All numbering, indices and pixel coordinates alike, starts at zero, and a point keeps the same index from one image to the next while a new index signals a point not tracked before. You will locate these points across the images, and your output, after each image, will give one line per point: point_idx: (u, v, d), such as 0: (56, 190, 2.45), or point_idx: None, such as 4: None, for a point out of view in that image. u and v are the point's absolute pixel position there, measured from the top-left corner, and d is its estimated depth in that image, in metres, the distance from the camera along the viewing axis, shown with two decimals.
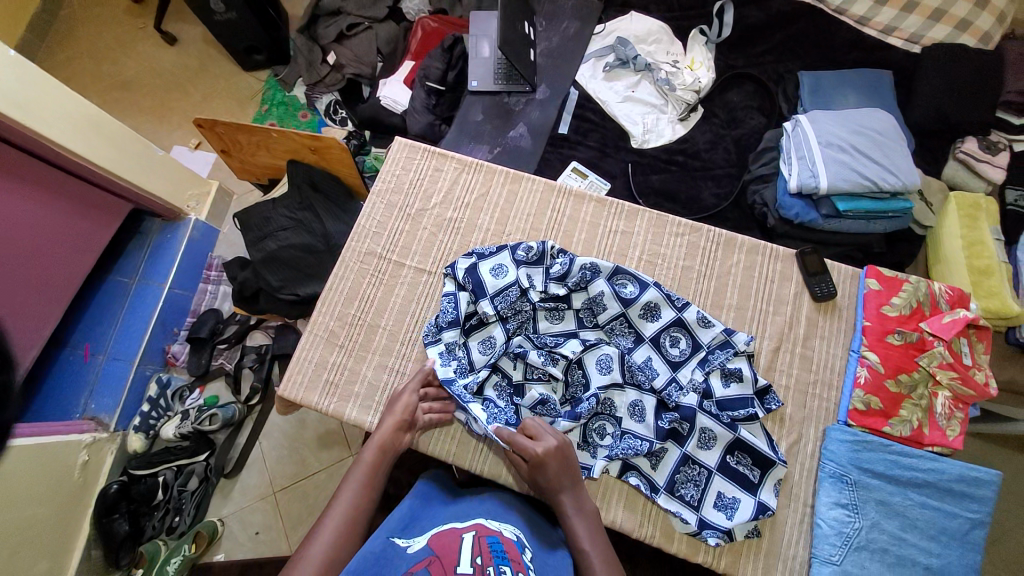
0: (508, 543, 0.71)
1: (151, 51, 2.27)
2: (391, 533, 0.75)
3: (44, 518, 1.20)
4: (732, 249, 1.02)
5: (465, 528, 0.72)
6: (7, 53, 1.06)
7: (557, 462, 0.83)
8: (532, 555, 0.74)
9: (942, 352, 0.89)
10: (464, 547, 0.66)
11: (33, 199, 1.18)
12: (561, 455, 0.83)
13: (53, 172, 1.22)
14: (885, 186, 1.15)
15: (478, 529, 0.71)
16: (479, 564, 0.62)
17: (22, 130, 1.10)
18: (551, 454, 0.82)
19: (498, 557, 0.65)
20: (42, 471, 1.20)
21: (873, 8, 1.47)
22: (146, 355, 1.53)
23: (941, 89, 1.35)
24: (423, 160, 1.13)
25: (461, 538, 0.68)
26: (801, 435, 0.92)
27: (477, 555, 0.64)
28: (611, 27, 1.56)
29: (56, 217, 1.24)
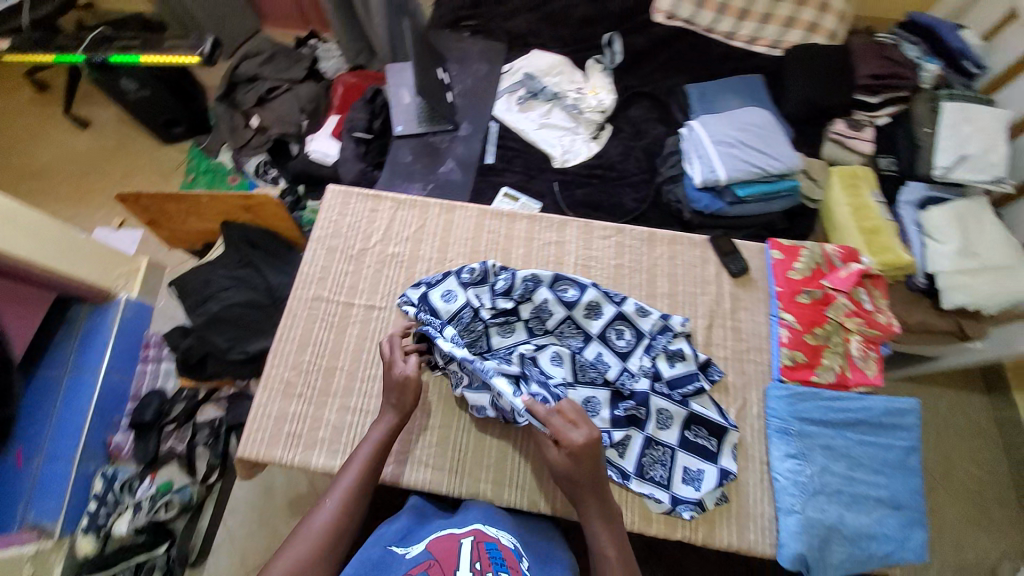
0: (506, 550, 0.75)
1: (62, 136, 2.21)
2: (388, 543, 0.77)
3: None
4: (654, 243, 1.13)
5: (464, 534, 0.77)
6: None
7: (590, 459, 0.81)
8: (530, 563, 0.78)
9: (844, 303, 1.02)
10: (464, 553, 0.70)
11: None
12: (593, 453, 0.81)
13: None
14: (772, 170, 1.32)
15: (476, 535, 0.75)
16: (478, 569, 0.66)
17: None
18: (588, 447, 0.81)
19: (497, 564, 0.69)
20: None
21: (735, 24, 1.70)
22: (88, 450, 1.45)
23: (803, 84, 1.58)
24: (359, 203, 1.17)
25: (460, 544, 0.72)
26: (745, 398, 1.00)
27: (477, 561, 0.68)
28: (518, 65, 1.71)
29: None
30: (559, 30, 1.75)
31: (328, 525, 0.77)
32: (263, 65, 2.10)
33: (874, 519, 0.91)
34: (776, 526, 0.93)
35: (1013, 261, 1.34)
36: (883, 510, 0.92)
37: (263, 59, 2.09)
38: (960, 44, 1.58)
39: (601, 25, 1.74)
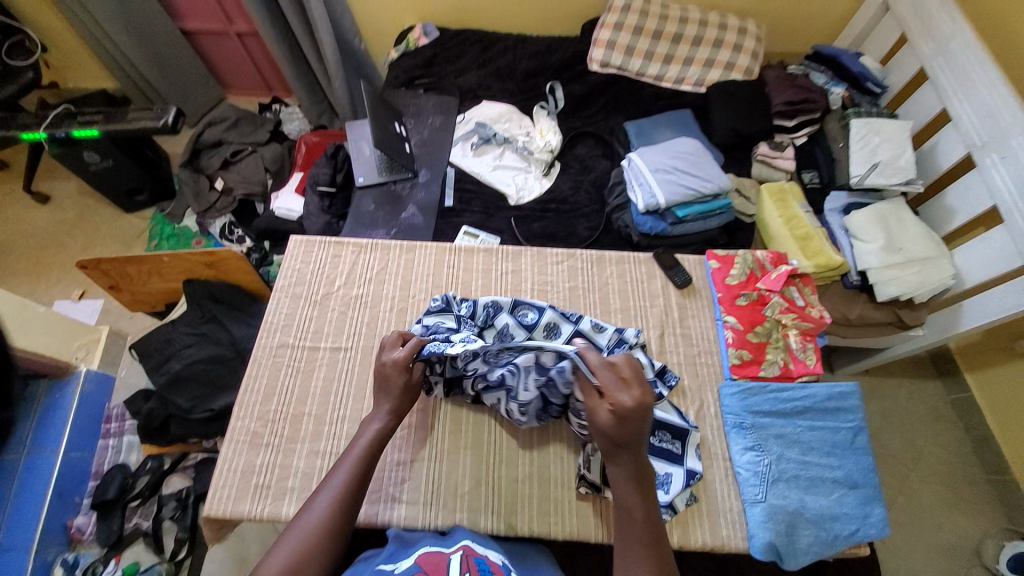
0: (494, 562, 0.82)
1: (21, 212, 2.21)
2: (380, 560, 0.83)
3: None
4: (604, 264, 1.21)
5: (453, 550, 0.83)
6: None
7: (639, 419, 0.84)
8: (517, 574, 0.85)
9: (778, 301, 1.12)
10: (454, 565, 0.78)
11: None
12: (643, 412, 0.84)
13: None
14: (706, 191, 1.45)
15: (465, 550, 0.82)
16: None
17: None
18: (638, 407, 0.84)
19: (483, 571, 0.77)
20: None
21: (663, 67, 1.87)
22: (46, 537, 1.39)
23: (728, 115, 1.75)
24: (321, 250, 1.23)
25: (450, 558, 0.79)
26: (702, 400, 1.06)
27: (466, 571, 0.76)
28: (470, 115, 1.85)
29: None
30: (506, 83, 1.91)
31: (323, 518, 0.79)
32: (227, 130, 2.18)
33: (834, 500, 0.95)
34: (744, 519, 0.96)
35: (935, 253, 1.47)
36: (841, 491, 0.96)
37: (227, 125, 2.18)
38: (861, 68, 1.78)
39: (543, 76, 1.91)
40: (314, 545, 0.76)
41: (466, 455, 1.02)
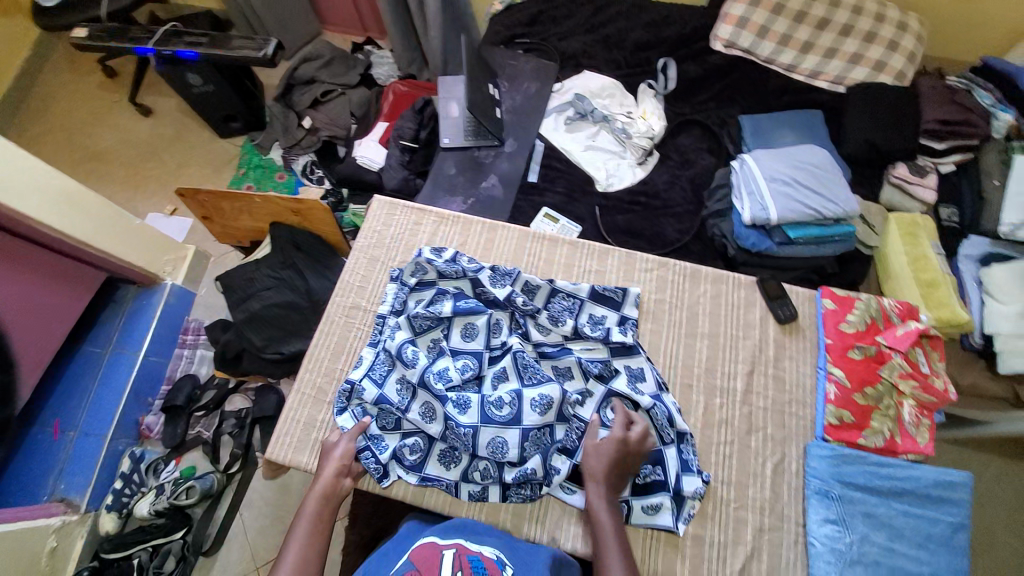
0: (489, 560, 0.76)
1: (126, 122, 2.34)
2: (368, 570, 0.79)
3: None
4: (699, 280, 1.09)
5: (446, 545, 0.78)
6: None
7: (615, 454, 0.87)
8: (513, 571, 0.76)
9: (899, 363, 0.97)
10: (445, 562, 0.73)
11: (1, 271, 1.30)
12: (622, 453, 0.88)
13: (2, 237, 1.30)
14: (828, 213, 1.26)
15: (459, 547, 0.77)
16: None
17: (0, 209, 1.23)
18: (612, 444, 0.88)
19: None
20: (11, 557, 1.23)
21: (798, 56, 1.62)
22: (121, 429, 1.58)
23: (867, 123, 1.50)
24: (404, 215, 1.18)
25: (442, 553, 0.75)
26: (784, 454, 0.96)
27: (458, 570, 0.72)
28: (568, 85, 1.71)
29: (34, 289, 1.37)
30: (613, 53, 1.74)
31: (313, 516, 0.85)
32: (320, 68, 2.17)
33: None
34: None
35: None
36: None
37: (321, 63, 2.17)
38: None
39: (657, 50, 1.72)
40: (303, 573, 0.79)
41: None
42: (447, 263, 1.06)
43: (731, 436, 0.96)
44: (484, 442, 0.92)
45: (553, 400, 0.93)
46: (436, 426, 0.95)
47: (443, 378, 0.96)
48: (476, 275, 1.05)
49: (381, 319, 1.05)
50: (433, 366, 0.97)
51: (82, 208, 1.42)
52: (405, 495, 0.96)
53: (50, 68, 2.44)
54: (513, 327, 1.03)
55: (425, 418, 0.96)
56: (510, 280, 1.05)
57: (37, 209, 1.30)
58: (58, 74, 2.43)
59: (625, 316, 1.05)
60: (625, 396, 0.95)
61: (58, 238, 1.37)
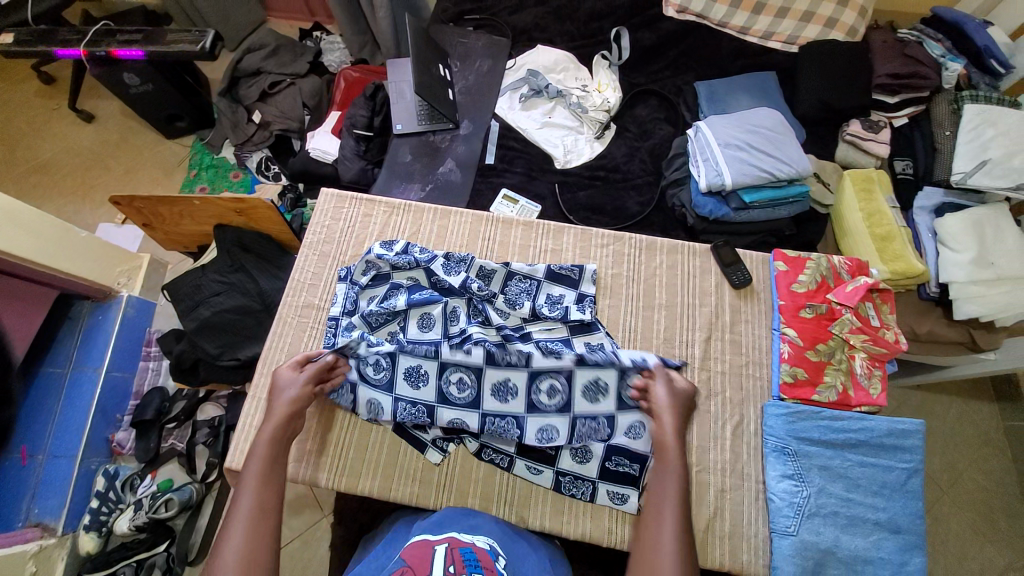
0: (482, 551, 0.75)
1: (67, 130, 2.23)
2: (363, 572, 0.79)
3: None
4: (654, 252, 1.09)
5: (439, 541, 0.77)
6: None
7: (682, 402, 0.91)
8: (507, 561, 0.78)
9: (850, 318, 0.99)
10: (438, 558, 0.71)
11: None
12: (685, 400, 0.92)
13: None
14: (781, 176, 1.27)
15: (451, 542, 0.76)
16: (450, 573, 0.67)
17: None
18: (680, 392, 0.92)
19: (470, 566, 0.70)
20: None
21: (750, 18, 1.61)
22: (90, 448, 1.54)
23: (819, 83, 1.51)
24: (353, 208, 1.15)
25: (435, 550, 0.73)
26: (743, 416, 0.98)
27: (451, 565, 0.69)
28: (521, 62, 1.67)
29: None
30: (566, 25, 1.70)
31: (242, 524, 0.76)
32: (266, 58, 2.08)
33: (872, 542, 0.87)
34: (770, 547, 0.91)
35: None
36: (880, 534, 0.88)
37: (266, 53, 2.07)
38: (987, 41, 1.47)
39: (610, 19, 1.68)
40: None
41: (479, 467, 0.96)
42: (398, 255, 1.04)
43: (691, 403, 0.98)
44: (443, 422, 0.95)
45: (519, 384, 0.96)
46: (395, 404, 0.96)
47: (411, 377, 0.97)
48: (429, 264, 1.03)
49: (333, 321, 1.03)
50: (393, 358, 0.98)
51: (21, 224, 1.35)
52: (369, 489, 0.95)
53: None
54: (471, 315, 1.03)
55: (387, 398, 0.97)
56: (465, 266, 1.04)
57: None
58: None
59: (581, 292, 1.05)
60: (592, 371, 0.95)
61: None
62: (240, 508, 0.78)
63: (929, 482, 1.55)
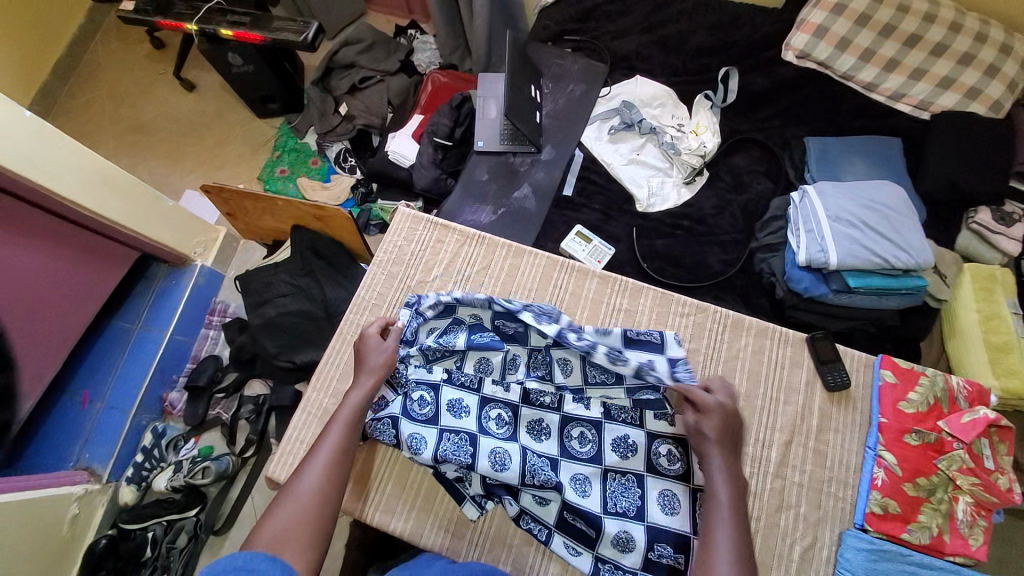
0: None
1: (170, 96, 2.36)
2: None
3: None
4: (739, 331, 0.99)
5: None
6: (47, 126, 1.26)
7: (723, 428, 0.84)
8: None
9: (961, 456, 0.87)
10: None
11: (28, 245, 1.31)
12: (725, 422, 0.84)
13: (34, 214, 1.31)
14: (896, 264, 1.13)
15: None
16: None
17: (37, 187, 1.25)
18: (717, 417, 0.84)
19: None
20: (33, 517, 1.29)
21: (879, 75, 1.45)
22: (144, 405, 1.61)
23: (953, 160, 1.33)
24: (426, 231, 1.12)
25: None
26: (816, 537, 0.87)
27: None
28: (616, 91, 1.59)
29: (71, 267, 1.42)
30: (670, 57, 1.60)
31: (316, 478, 0.79)
32: (360, 53, 2.12)
33: None
34: None
35: None
36: None
37: (362, 47, 2.10)
38: None
39: (719, 57, 1.58)
40: (307, 518, 0.75)
41: (517, 531, 0.91)
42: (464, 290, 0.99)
43: (760, 511, 0.88)
44: (484, 467, 0.87)
45: (552, 424, 0.93)
46: (433, 446, 0.89)
47: (454, 409, 0.93)
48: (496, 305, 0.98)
49: None
50: (442, 396, 0.94)
51: (119, 190, 1.44)
52: (402, 530, 0.92)
53: (103, 38, 2.48)
54: (529, 366, 0.98)
55: (419, 442, 0.89)
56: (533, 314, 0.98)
57: (73, 185, 1.32)
58: (111, 44, 2.47)
59: (670, 356, 0.93)
60: (647, 449, 0.91)
61: (90, 217, 1.39)
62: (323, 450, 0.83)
63: None
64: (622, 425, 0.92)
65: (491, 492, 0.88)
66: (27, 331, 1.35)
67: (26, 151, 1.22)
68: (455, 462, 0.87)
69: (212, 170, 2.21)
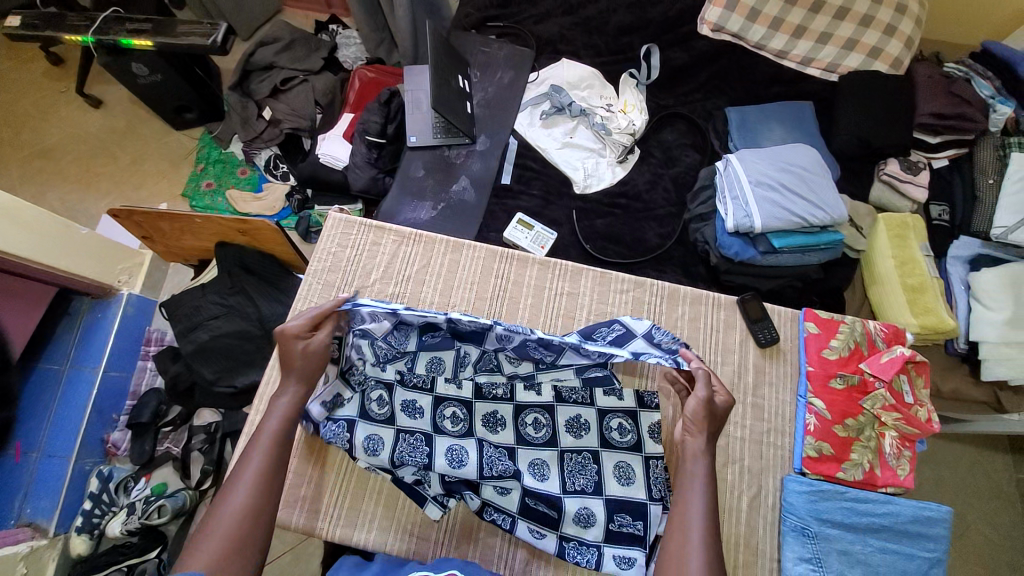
0: None
1: (73, 115, 2.17)
2: None
3: None
4: (676, 301, 1.03)
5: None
6: None
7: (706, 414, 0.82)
8: None
9: (883, 394, 0.95)
10: None
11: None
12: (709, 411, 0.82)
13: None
14: (814, 221, 1.21)
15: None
16: None
17: None
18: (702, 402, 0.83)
19: None
20: None
21: (789, 42, 1.52)
22: (85, 449, 1.52)
23: (859, 119, 1.42)
24: (361, 234, 1.09)
25: None
26: (761, 487, 0.93)
27: None
28: (544, 75, 1.59)
29: None
30: (593, 38, 1.62)
31: (244, 501, 0.72)
32: (279, 53, 2.02)
33: None
34: None
35: None
36: None
37: (280, 46, 2.01)
38: None
39: (640, 34, 1.60)
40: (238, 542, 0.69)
41: (482, 523, 0.92)
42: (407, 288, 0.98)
43: None
44: (441, 464, 0.86)
45: (506, 414, 0.93)
46: (389, 449, 0.87)
47: (408, 411, 0.92)
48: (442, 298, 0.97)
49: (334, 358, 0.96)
50: (396, 399, 0.92)
51: (23, 222, 1.32)
52: (366, 540, 0.91)
53: None
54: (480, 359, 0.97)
55: (372, 448, 0.87)
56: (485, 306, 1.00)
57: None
58: None
59: (642, 333, 0.94)
60: (599, 426, 0.93)
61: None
62: (252, 464, 0.75)
63: (974, 551, 1.42)
64: (573, 406, 0.93)
65: (451, 490, 0.88)
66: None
67: None
68: (413, 462, 0.87)
69: (131, 191, 2.05)
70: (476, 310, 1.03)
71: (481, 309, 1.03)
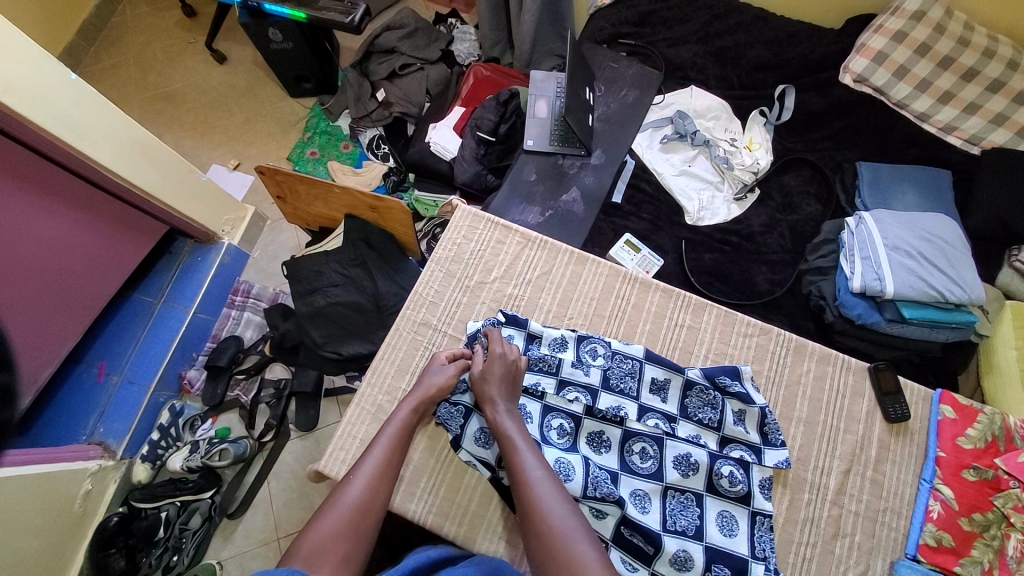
0: None
1: (200, 67, 2.31)
2: None
3: (37, 551, 1.22)
4: (802, 356, 1.00)
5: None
6: (69, 78, 1.18)
7: (503, 370, 0.88)
8: None
9: (1019, 493, 0.85)
10: None
11: (54, 210, 1.26)
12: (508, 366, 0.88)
13: (67, 180, 1.26)
14: (951, 298, 1.13)
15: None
16: None
17: (60, 144, 1.19)
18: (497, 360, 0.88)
19: None
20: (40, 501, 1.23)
21: (933, 106, 1.45)
22: (163, 381, 1.58)
23: (1002, 196, 1.33)
24: (486, 231, 1.10)
25: None
26: (869, 566, 0.88)
27: None
28: (670, 99, 1.57)
29: (91, 235, 1.35)
30: (726, 70, 1.60)
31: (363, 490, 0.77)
32: (402, 39, 2.06)
33: None
34: None
35: None
36: None
37: (404, 33, 2.05)
38: None
39: (776, 74, 1.57)
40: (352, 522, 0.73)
41: None
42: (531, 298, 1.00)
43: (815, 538, 0.89)
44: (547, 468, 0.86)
45: (613, 438, 0.91)
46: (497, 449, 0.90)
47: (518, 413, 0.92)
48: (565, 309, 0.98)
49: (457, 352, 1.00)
50: None
51: (153, 159, 1.40)
52: (455, 534, 0.90)
53: (131, 3, 2.41)
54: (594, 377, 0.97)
55: (482, 442, 0.91)
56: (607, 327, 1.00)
57: (110, 156, 1.29)
58: (137, 8, 2.41)
59: (758, 407, 0.93)
60: (711, 471, 0.88)
61: (118, 184, 1.34)
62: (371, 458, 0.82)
63: None
64: (683, 443, 0.90)
65: None
66: (23, 326, 1.25)
67: (61, 111, 1.17)
68: None
69: (241, 146, 2.16)
70: (593, 326, 1.03)
71: (598, 326, 1.03)
